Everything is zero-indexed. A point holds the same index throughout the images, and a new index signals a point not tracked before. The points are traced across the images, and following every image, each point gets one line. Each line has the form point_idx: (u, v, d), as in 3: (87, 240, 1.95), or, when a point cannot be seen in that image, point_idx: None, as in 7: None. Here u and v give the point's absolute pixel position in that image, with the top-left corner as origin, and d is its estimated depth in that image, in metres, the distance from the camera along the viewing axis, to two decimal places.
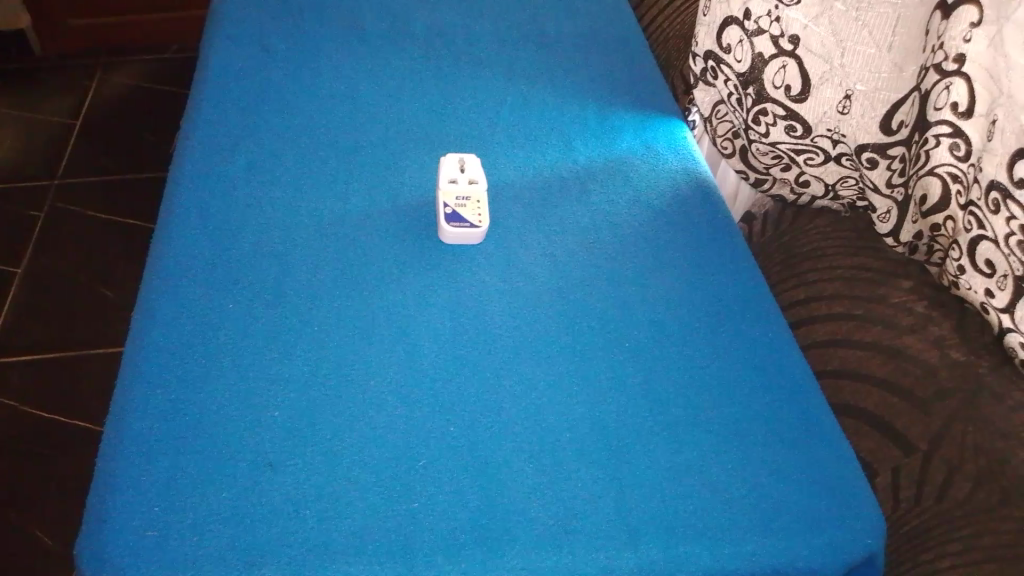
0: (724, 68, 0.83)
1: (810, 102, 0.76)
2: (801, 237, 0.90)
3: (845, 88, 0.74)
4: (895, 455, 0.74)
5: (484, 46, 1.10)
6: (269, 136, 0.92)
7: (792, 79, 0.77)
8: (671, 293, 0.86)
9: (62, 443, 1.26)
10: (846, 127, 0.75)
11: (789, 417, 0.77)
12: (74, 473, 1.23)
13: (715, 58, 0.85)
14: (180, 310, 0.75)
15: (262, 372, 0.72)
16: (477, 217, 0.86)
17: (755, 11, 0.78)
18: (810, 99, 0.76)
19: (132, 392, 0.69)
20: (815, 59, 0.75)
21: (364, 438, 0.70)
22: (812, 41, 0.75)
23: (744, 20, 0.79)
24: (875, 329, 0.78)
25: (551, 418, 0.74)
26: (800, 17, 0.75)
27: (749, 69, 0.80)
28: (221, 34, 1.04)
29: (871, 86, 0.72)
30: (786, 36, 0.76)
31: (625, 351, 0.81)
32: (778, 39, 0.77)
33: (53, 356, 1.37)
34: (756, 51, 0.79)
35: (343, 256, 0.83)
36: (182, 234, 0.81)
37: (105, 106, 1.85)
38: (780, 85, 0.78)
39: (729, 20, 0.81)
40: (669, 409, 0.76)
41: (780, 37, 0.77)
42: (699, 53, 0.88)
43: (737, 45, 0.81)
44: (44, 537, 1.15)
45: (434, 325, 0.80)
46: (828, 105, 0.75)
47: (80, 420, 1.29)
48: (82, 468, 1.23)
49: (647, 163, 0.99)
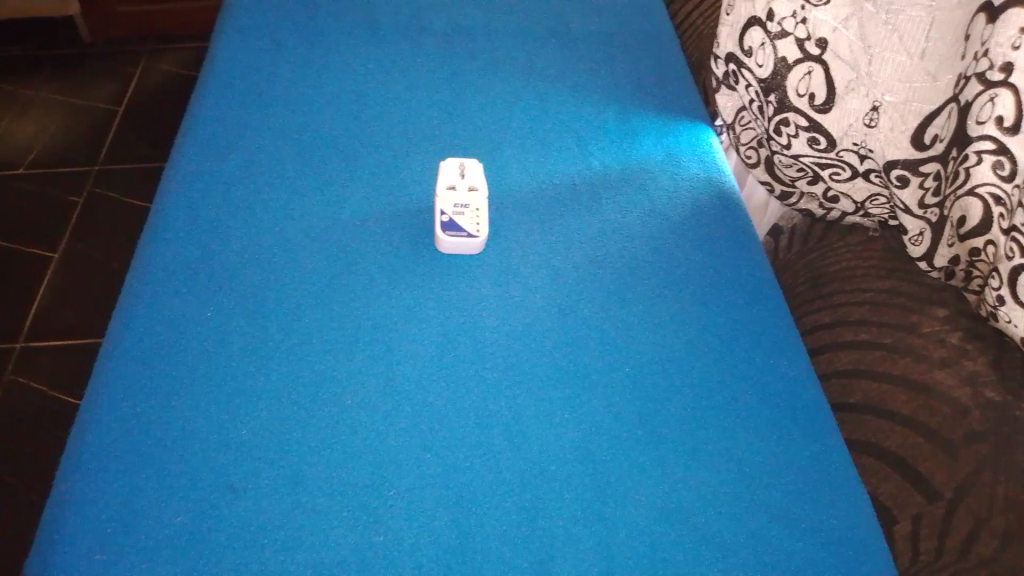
0: (745, 72, 0.77)
1: (835, 113, 0.70)
2: (829, 255, 0.83)
3: (873, 99, 0.67)
4: (915, 502, 0.67)
5: (503, 44, 1.06)
6: (271, 136, 0.90)
7: (817, 87, 0.71)
8: (679, 314, 0.81)
9: None
10: (873, 142, 0.68)
11: (799, 455, 0.72)
12: None
13: (736, 61, 0.79)
14: (158, 320, 0.73)
15: (237, 386, 0.70)
16: (475, 225, 0.81)
17: (779, 12, 0.72)
18: (834, 109, 0.70)
19: (100, 404, 0.68)
20: (842, 66, 0.69)
21: (337, 460, 0.67)
22: (841, 46, 0.68)
23: (767, 21, 0.73)
24: (904, 360, 0.72)
25: (538, 446, 0.70)
26: (829, 19, 0.69)
27: (772, 76, 0.74)
28: (234, 30, 1.02)
29: (901, 97, 0.66)
30: (813, 39, 0.70)
31: (624, 375, 0.75)
32: (804, 42, 0.71)
33: (82, 342, 1.37)
34: (779, 55, 0.73)
35: (334, 263, 0.80)
36: (169, 242, 0.79)
37: (141, 94, 1.85)
38: (805, 93, 0.72)
39: (752, 21, 0.75)
40: (666, 442, 0.71)
41: (806, 41, 0.70)
42: (720, 55, 0.81)
43: (758, 49, 0.75)
44: None
45: (423, 339, 0.76)
46: (853, 117, 0.69)
47: None
48: None
49: (666, 171, 0.93)
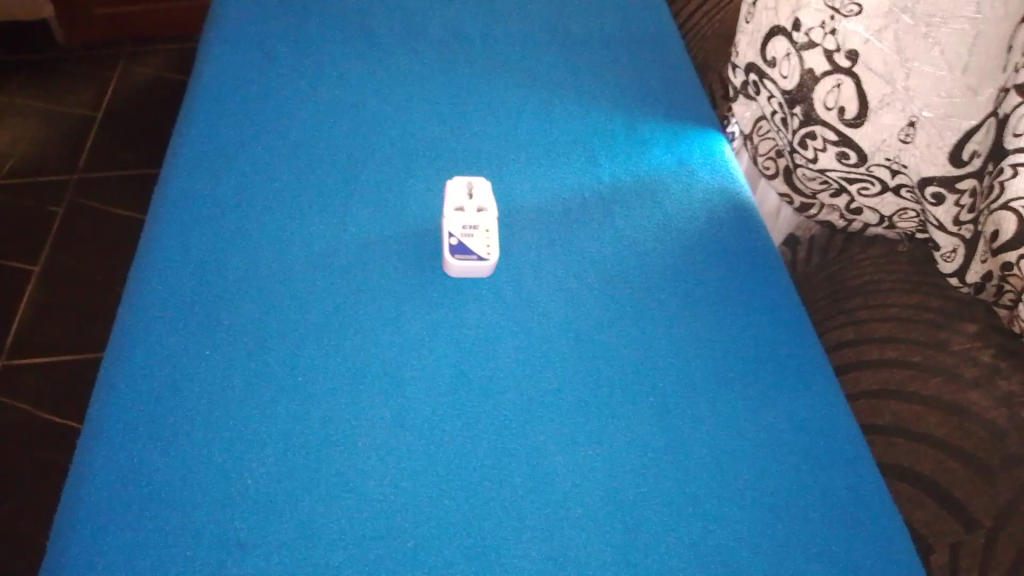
0: (767, 84, 0.73)
1: (867, 128, 0.66)
2: (851, 268, 0.80)
3: (909, 114, 0.64)
4: (954, 531, 0.64)
5: (504, 51, 1.02)
6: (265, 154, 0.86)
7: (848, 100, 0.67)
8: (699, 336, 0.78)
9: (69, 445, 1.20)
10: (907, 157, 0.65)
11: (829, 484, 0.69)
12: None
13: (758, 71, 0.75)
14: (154, 357, 0.69)
15: (239, 428, 0.66)
16: (485, 248, 0.78)
17: (806, 22, 0.68)
18: (866, 125, 0.66)
19: (95, 453, 0.63)
20: (876, 79, 0.65)
21: (351, 508, 0.63)
22: (874, 59, 0.65)
23: (792, 30, 0.70)
24: (936, 380, 0.69)
25: (562, 486, 0.67)
26: (861, 30, 0.65)
27: (797, 87, 0.70)
28: (221, 40, 0.97)
29: (940, 112, 0.62)
30: (843, 51, 0.66)
31: (647, 406, 0.73)
32: (833, 54, 0.67)
33: (66, 360, 1.31)
34: (806, 66, 0.69)
35: (338, 289, 0.76)
36: (161, 271, 0.75)
37: (123, 100, 1.78)
38: (833, 106, 0.68)
39: (776, 30, 0.72)
40: (692, 475, 0.69)
41: (835, 52, 0.67)
42: (738, 65, 0.78)
43: (783, 59, 0.71)
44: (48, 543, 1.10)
45: (434, 372, 0.72)
46: (888, 132, 0.65)
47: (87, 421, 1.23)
48: None
49: (679, 181, 0.90)
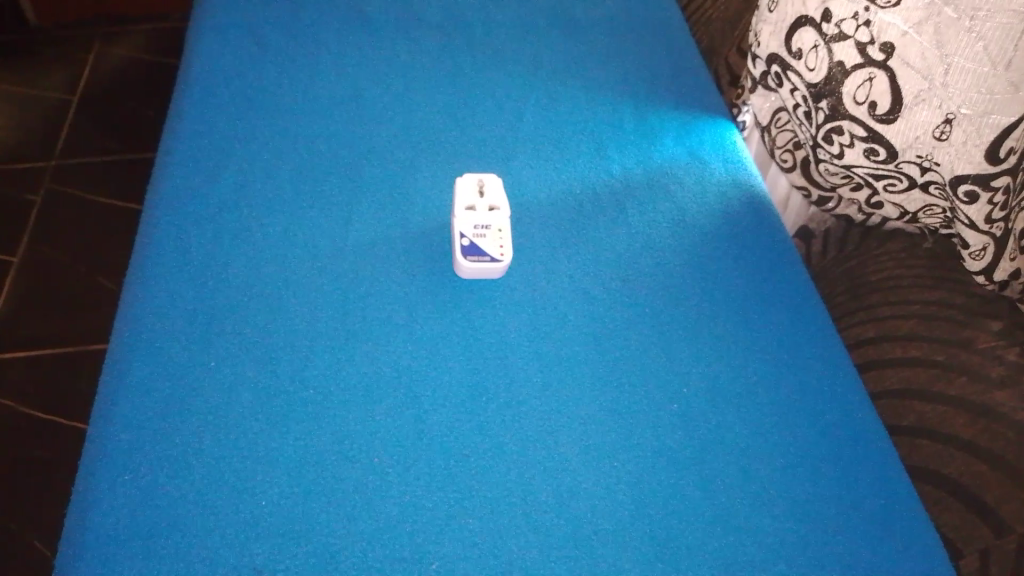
0: (792, 76, 0.72)
1: (900, 124, 0.64)
2: (870, 263, 0.78)
3: (946, 111, 0.61)
4: (984, 536, 0.63)
5: (506, 39, 0.98)
6: (263, 151, 0.82)
7: (879, 95, 0.65)
8: (719, 337, 0.76)
9: (59, 444, 1.16)
10: (941, 155, 0.62)
11: (857, 491, 0.68)
12: (72, 475, 1.13)
13: (782, 63, 0.73)
14: (156, 371, 0.66)
15: (248, 446, 0.63)
16: (499, 249, 0.75)
17: (837, 13, 0.67)
18: (899, 121, 0.64)
19: (97, 476, 0.60)
20: (912, 74, 0.62)
21: (368, 528, 0.61)
22: (911, 53, 0.62)
23: (822, 22, 0.68)
24: (960, 380, 0.67)
25: (587, 498, 0.65)
26: (899, 22, 0.63)
27: (824, 80, 0.68)
28: (212, 30, 0.93)
29: (978, 109, 0.59)
30: (877, 44, 0.64)
31: (670, 412, 0.70)
32: (866, 46, 0.65)
33: (45, 352, 1.26)
34: (834, 59, 0.68)
35: (345, 294, 0.73)
36: (159, 278, 0.71)
37: (101, 79, 1.70)
38: (864, 100, 0.66)
39: (804, 21, 0.70)
40: (719, 484, 0.67)
41: (868, 45, 0.65)
42: (760, 56, 0.76)
43: (810, 51, 0.70)
44: (43, 548, 1.06)
45: (448, 379, 0.69)
46: (922, 129, 0.63)
47: (78, 419, 1.19)
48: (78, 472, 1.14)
49: (691, 174, 0.88)
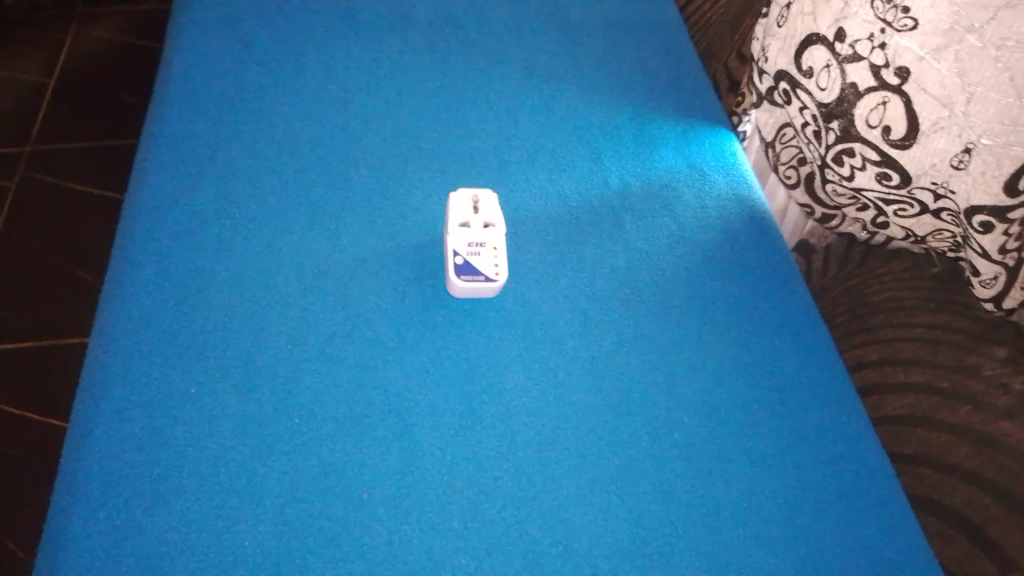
0: (802, 94, 0.71)
1: (914, 150, 0.63)
2: (872, 284, 0.76)
3: (965, 140, 0.59)
4: (988, 570, 0.62)
5: (500, 41, 0.95)
6: (247, 159, 0.79)
7: (894, 120, 0.64)
8: (719, 358, 0.73)
9: (30, 441, 1.12)
10: (957, 184, 0.61)
11: (861, 525, 0.66)
12: (45, 473, 1.10)
13: (791, 80, 0.72)
14: (132, 396, 0.63)
15: (230, 477, 0.60)
16: (493, 268, 0.72)
17: (851, 34, 0.66)
18: (915, 147, 0.63)
19: (72, 509, 0.57)
20: (929, 101, 0.61)
21: (357, 562, 0.58)
22: (929, 79, 0.61)
23: (835, 41, 0.67)
24: (964, 410, 0.65)
25: (586, 534, 0.62)
26: (915, 47, 0.61)
27: (837, 101, 0.67)
28: (195, 27, 0.89)
29: (1000, 140, 0.57)
30: (892, 67, 0.63)
31: (669, 441, 0.68)
32: (881, 70, 0.64)
33: (17, 346, 1.21)
34: (848, 80, 0.66)
35: (333, 311, 0.70)
36: (136, 294, 0.68)
37: (80, 59, 1.64)
38: (878, 124, 0.65)
39: (816, 40, 0.69)
40: (721, 517, 0.65)
41: (884, 68, 0.64)
42: (769, 72, 0.75)
43: (822, 70, 0.69)
44: (18, 550, 1.03)
45: (440, 402, 0.67)
46: (939, 157, 0.61)
47: (52, 415, 1.15)
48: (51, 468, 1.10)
49: (691, 186, 0.85)
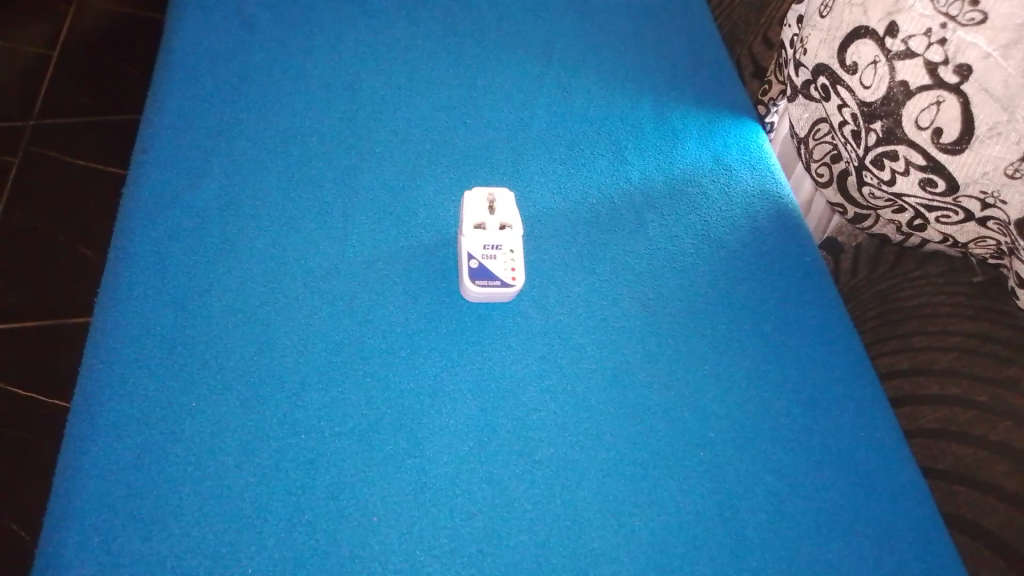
0: (844, 91, 0.68)
1: (966, 156, 0.59)
2: (906, 288, 0.72)
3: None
4: None
5: (516, 26, 0.91)
6: (252, 151, 0.75)
7: (946, 122, 0.60)
8: (746, 366, 0.70)
9: (32, 423, 1.10)
10: (1010, 194, 0.58)
11: (895, 548, 0.63)
12: (46, 453, 1.08)
13: (833, 75, 0.69)
14: (128, 406, 0.59)
15: (233, 493, 0.57)
16: (509, 272, 0.69)
17: (904, 28, 0.62)
18: (966, 153, 0.59)
19: (67, 525, 0.54)
20: (989, 103, 0.57)
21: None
22: (992, 78, 0.57)
23: (886, 36, 0.63)
24: (1004, 425, 0.62)
25: (606, 554, 0.59)
26: (982, 43, 0.57)
27: (882, 100, 0.64)
28: (198, 10, 0.85)
29: None
30: (953, 64, 0.59)
31: (693, 456, 0.65)
32: (937, 66, 0.60)
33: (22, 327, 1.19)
34: (896, 78, 0.63)
35: (340, 314, 0.67)
36: (135, 294, 0.64)
37: (84, 30, 1.60)
38: (928, 125, 0.61)
39: (864, 33, 0.65)
40: (749, 535, 0.62)
41: (942, 65, 0.60)
42: (810, 65, 0.72)
43: (868, 66, 0.65)
44: (20, 530, 1.01)
45: (453, 412, 0.63)
46: (992, 165, 0.58)
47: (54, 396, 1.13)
48: (53, 450, 1.08)
49: (715, 181, 0.82)
